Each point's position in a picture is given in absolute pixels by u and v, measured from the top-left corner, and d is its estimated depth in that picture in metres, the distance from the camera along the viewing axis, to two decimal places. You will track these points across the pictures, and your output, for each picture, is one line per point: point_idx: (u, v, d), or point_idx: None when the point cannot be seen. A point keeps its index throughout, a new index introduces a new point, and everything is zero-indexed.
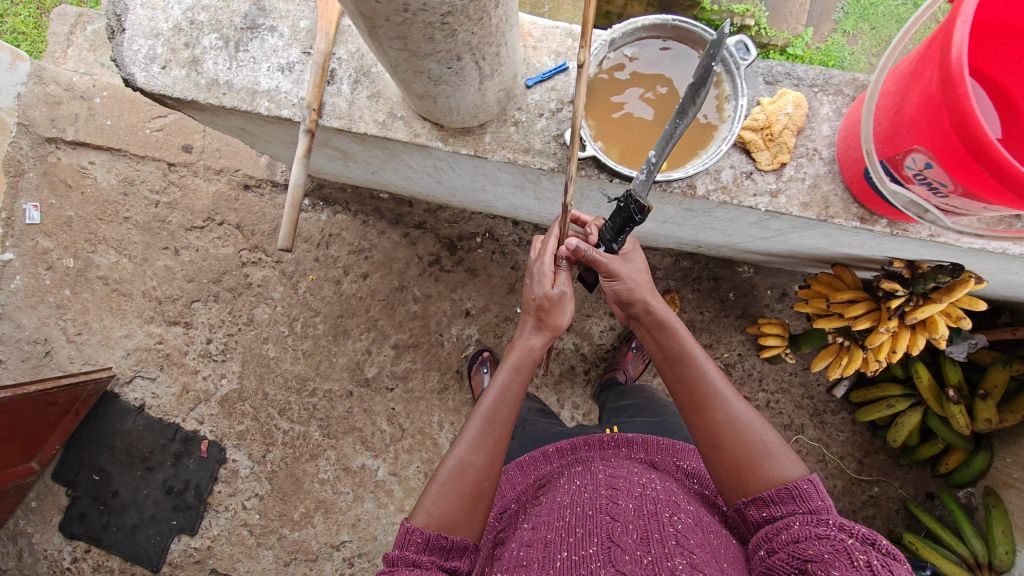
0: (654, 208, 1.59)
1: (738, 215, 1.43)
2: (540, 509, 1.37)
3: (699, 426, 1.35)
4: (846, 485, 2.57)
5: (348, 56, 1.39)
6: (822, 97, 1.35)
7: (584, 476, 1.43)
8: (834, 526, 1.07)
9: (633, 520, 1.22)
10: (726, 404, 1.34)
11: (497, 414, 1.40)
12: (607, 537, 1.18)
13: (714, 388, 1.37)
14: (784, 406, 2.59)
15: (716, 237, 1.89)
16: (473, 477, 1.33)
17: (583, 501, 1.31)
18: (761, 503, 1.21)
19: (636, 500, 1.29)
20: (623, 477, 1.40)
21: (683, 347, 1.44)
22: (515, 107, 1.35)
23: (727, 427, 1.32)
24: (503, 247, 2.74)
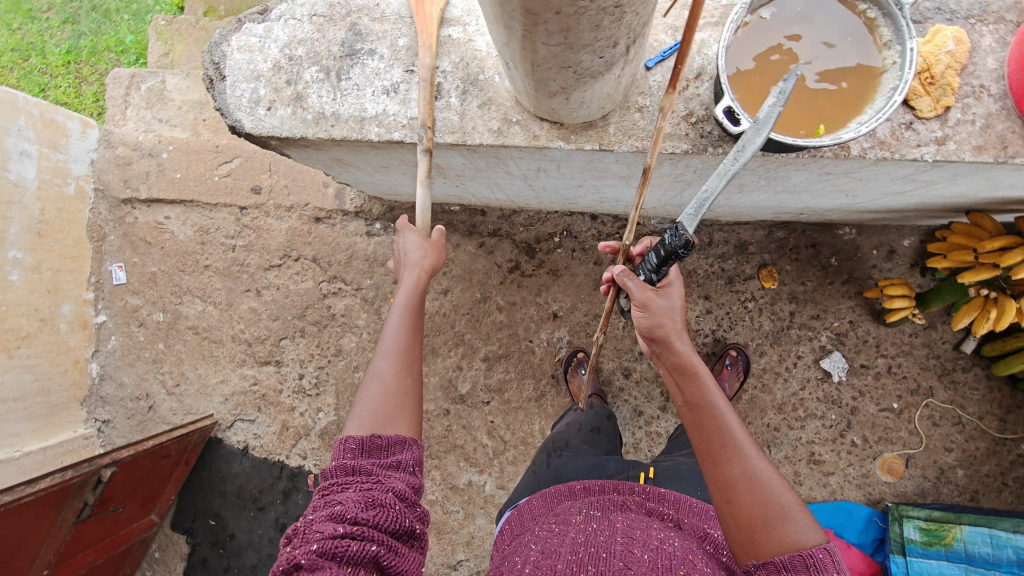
0: (782, 177, 1.49)
1: (892, 172, 1.35)
2: (551, 537, 1.39)
3: (713, 474, 1.27)
4: (989, 446, 2.39)
5: (453, 67, 1.34)
6: (982, 28, 1.30)
7: (603, 522, 1.43)
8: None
9: (647, 571, 1.21)
10: (744, 459, 1.25)
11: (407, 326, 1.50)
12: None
13: (735, 439, 1.28)
14: (908, 370, 2.44)
15: (835, 201, 1.79)
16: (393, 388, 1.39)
17: (596, 543, 1.31)
18: (771, 566, 1.11)
19: (648, 552, 1.28)
20: (647, 530, 1.39)
21: (705, 395, 1.35)
22: (637, 93, 1.28)
23: (744, 483, 1.23)
24: (583, 243, 2.67)
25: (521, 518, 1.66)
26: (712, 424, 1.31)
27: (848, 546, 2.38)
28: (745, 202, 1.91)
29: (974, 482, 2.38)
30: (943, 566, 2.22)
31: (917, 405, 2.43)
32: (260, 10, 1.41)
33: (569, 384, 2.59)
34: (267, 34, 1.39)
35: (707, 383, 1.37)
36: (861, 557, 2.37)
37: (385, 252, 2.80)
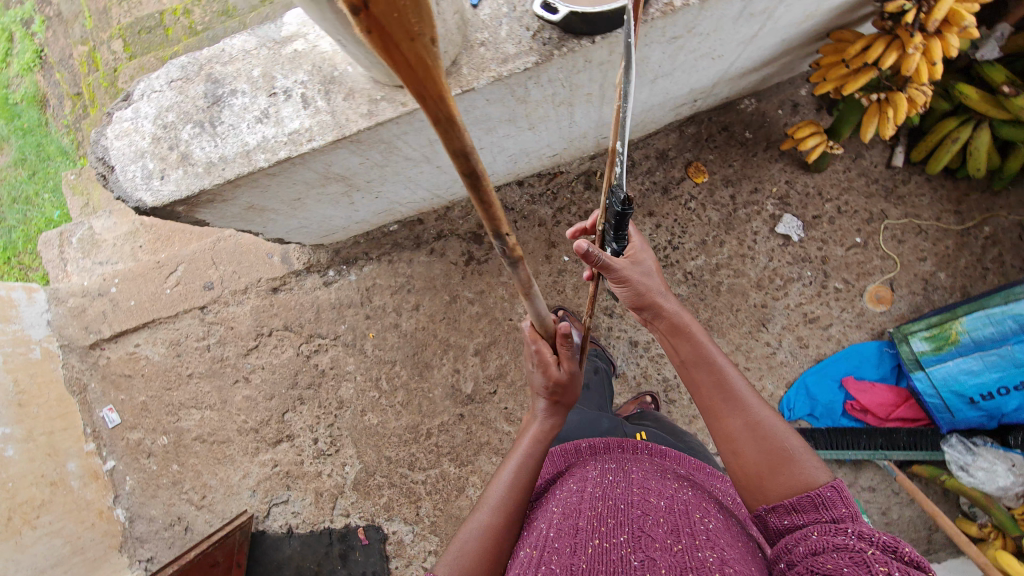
0: (642, 61, 1.60)
1: (724, 10, 1.45)
2: (569, 494, 1.36)
3: (717, 429, 1.32)
4: (957, 240, 2.47)
5: (309, 75, 1.43)
6: None
7: (618, 472, 1.39)
8: (854, 533, 1.02)
9: (663, 515, 1.19)
10: (746, 410, 1.30)
11: (522, 482, 1.49)
12: (637, 526, 1.15)
13: (735, 392, 1.33)
14: (856, 203, 2.53)
15: (709, 71, 1.90)
16: (493, 540, 1.36)
17: (616, 495, 1.28)
18: (782, 509, 1.17)
19: (665, 499, 1.26)
20: (661, 479, 1.37)
21: (701, 353, 1.38)
22: (473, 30, 1.37)
23: (746, 433, 1.28)
24: (521, 211, 2.76)
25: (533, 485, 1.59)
26: (711, 381, 1.35)
27: (872, 384, 2.46)
28: (633, 106, 2.01)
29: (959, 278, 2.45)
30: (961, 363, 2.26)
31: (878, 231, 2.51)
32: (123, 97, 1.50)
33: None
34: (137, 114, 1.48)
35: (702, 342, 1.39)
36: (889, 389, 2.45)
37: (348, 294, 2.87)
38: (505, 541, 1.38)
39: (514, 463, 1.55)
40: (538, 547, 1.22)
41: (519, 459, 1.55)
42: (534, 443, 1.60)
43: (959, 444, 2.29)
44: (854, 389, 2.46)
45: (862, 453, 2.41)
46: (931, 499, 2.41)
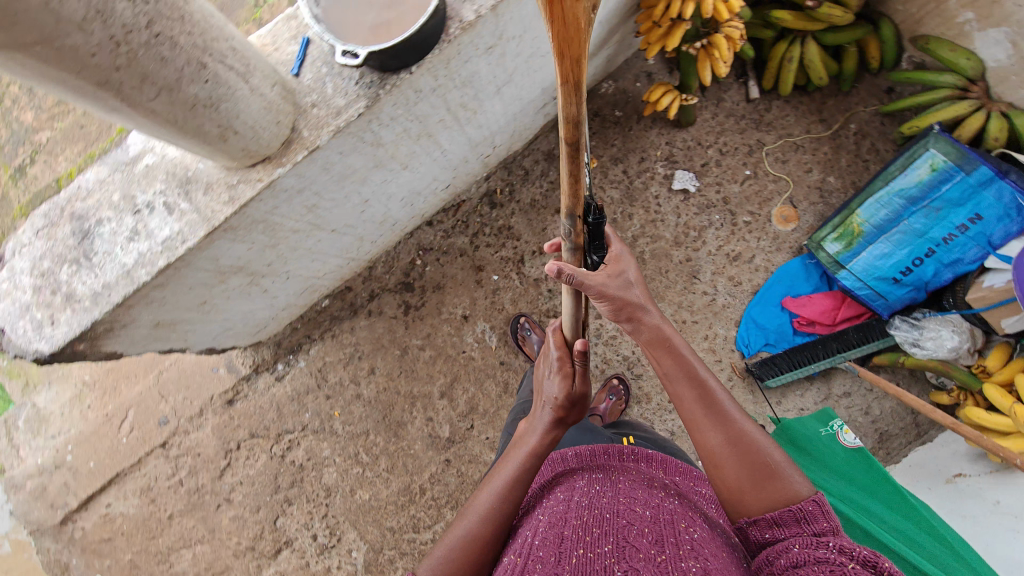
0: (474, 78, 1.73)
1: (520, 10, 1.58)
2: (554, 503, 1.21)
3: (698, 444, 1.22)
4: (831, 144, 2.65)
5: (166, 182, 1.49)
6: None
7: (606, 478, 1.23)
8: (836, 546, 0.92)
9: (649, 524, 1.05)
10: (728, 422, 1.20)
11: (512, 498, 1.31)
12: (621, 536, 1.02)
13: (720, 406, 1.22)
14: (734, 141, 2.70)
15: (547, 68, 2.05)
16: (479, 550, 1.22)
17: (602, 503, 1.13)
18: (763, 522, 1.07)
19: (651, 506, 1.11)
20: (648, 483, 1.21)
21: (682, 365, 1.28)
22: (301, 96, 1.46)
23: (727, 447, 1.17)
24: (440, 248, 2.85)
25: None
26: (694, 395, 1.25)
27: (809, 295, 2.56)
28: (494, 119, 2.13)
29: (846, 177, 2.63)
30: (875, 250, 2.38)
31: (762, 159, 2.67)
32: None
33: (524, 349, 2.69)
34: (14, 272, 1.51)
35: (682, 355, 1.29)
36: (827, 296, 2.55)
37: (303, 380, 2.86)
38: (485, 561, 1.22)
39: (505, 472, 1.37)
40: (521, 556, 1.09)
41: (511, 469, 1.37)
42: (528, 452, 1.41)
43: (904, 324, 2.37)
44: (796, 306, 2.55)
45: (824, 362, 2.47)
46: (902, 383, 2.49)
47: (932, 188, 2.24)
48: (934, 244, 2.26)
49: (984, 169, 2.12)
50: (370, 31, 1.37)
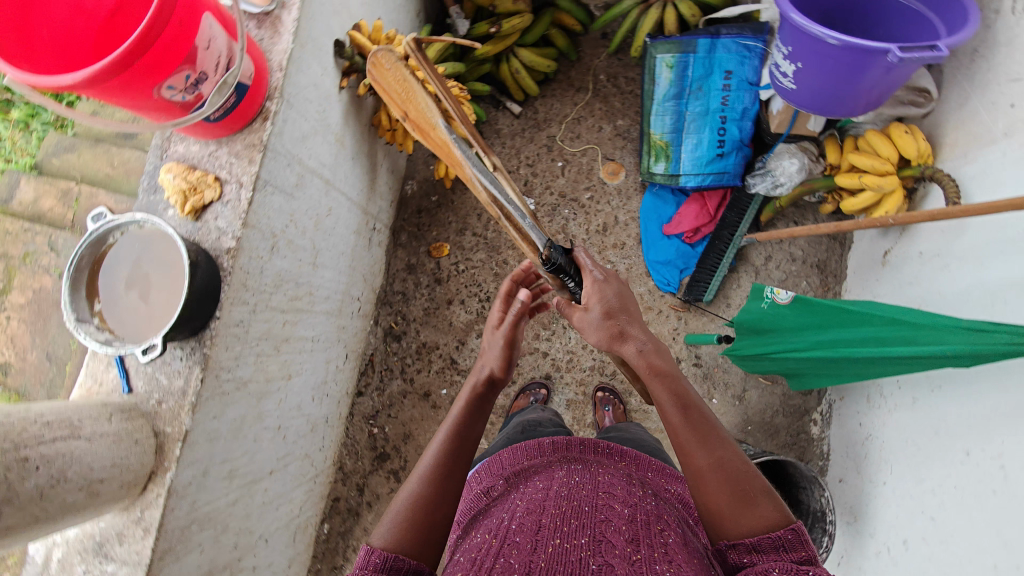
0: (281, 275, 1.85)
1: (270, 207, 1.70)
2: (533, 490, 1.22)
3: (683, 466, 1.21)
4: (598, 100, 2.95)
5: (83, 561, 1.48)
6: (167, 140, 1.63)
7: (584, 474, 1.25)
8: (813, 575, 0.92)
9: (627, 525, 1.07)
10: (711, 446, 1.20)
11: (461, 461, 1.28)
12: (598, 531, 1.04)
13: (706, 430, 1.23)
14: (531, 151, 2.93)
15: (341, 218, 2.22)
16: (437, 505, 1.19)
17: (580, 496, 1.15)
18: (741, 547, 1.06)
19: (629, 505, 1.14)
20: (626, 484, 1.24)
21: (671, 391, 1.31)
22: (143, 404, 1.52)
23: (709, 467, 1.17)
24: (383, 405, 2.84)
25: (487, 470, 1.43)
26: (686, 419, 1.26)
27: (677, 212, 2.76)
28: (331, 284, 2.24)
29: (628, 114, 2.93)
30: (691, 145, 2.61)
31: (561, 147, 2.92)
32: None
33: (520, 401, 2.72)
34: None
35: (672, 380, 1.33)
36: (689, 202, 2.75)
37: None
38: (437, 528, 1.16)
39: (447, 430, 1.33)
40: (495, 536, 1.09)
41: (453, 424, 1.33)
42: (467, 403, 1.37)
43: (757, 178, 2.57)
44: (676, 227, 2.72)
45: (729, 249, 2.66)
46: (796, 218, 2.70)
47: (682, 77, 2.54)
48: (720, 111, 2.53)
49: (703, 41, 2.46)
50: (151, 321, 1.42)
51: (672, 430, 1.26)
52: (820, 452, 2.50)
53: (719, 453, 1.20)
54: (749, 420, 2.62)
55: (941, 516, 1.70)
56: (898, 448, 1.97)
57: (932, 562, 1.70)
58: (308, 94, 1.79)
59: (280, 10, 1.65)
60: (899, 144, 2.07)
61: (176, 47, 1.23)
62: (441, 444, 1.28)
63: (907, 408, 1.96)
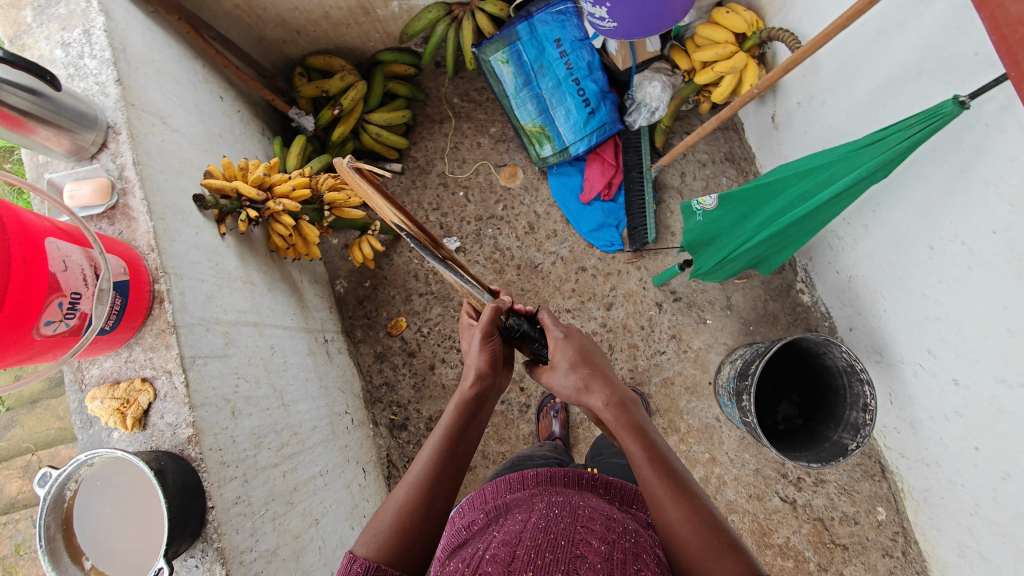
0: (258, 431, 1.77)
1: (212, 376, 1.64)
2: (514, 523, 1.25)
3: (653, 518, 1.21)
4: (464, 121, 3.01)
5: None
6: (76, 372, 1.55)
7: (563, 508, 1.28)
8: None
9: (601, 559, 1.06)
10: (682, 497, 1.20)
11: (450, 467, 1.28)
12: (570, 564, 1.04)
13: (678, 481, 1.23)
14: (430, 195, 2.95)
15: (288, 350, 2.17)
16: (423, 515, 1.19)
17: (557, 529, 1.16)
18: None
19: (607, 542, 1.13)
20: (607, 521, 1.25)
21: (645, 444, 1.31)
22: None
23: (681, 519, 1.17)
24: None
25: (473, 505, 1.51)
26: (658, 469, 1.26)
27: (585, 178, 2.82)
28: (311, 413, 2.18)
29: (496, 119, 3.00)
30: (563, 116, 2.66)
31: (455, 178, 2.95)
32: None
33: (545, 419, 2.69)
34: None
35: (642, 433, 1.33)
36: (591, 163, 2.80)
37: None
38: (418, 540, 1.16)
39: (440, 433, 1.33)
40: (468, 565, 1.12)
41: (445, 428, 1.32)
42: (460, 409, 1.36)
43: (633, 112, 2.65)
44: (590, 191, 2.77)
45: (645, 185, 2.73)
46: (686, 127, 2.80)
47: (522, 65, 2.60)
48: (570, 75, 2.61)
49: (521, 27, 2.54)
50: (151, 542, 1.35)
51: (643, 481, 1.26)
52: (822, 314, 2.54)
53: (691, 505, 1.19)
54: (749, 321, 2.65)
55: (944, 312, 1.74)
56: (878, 275, 2.01)
57: (962, 356, 1.73)
58: (193, 258, 1.75)
59: (123, 198, 1.62)
60: (728, 26, 2.16)
61: (33, 283, 1.19)
62: (431, 449, 1.28)
63: (866, 236, 2.02)
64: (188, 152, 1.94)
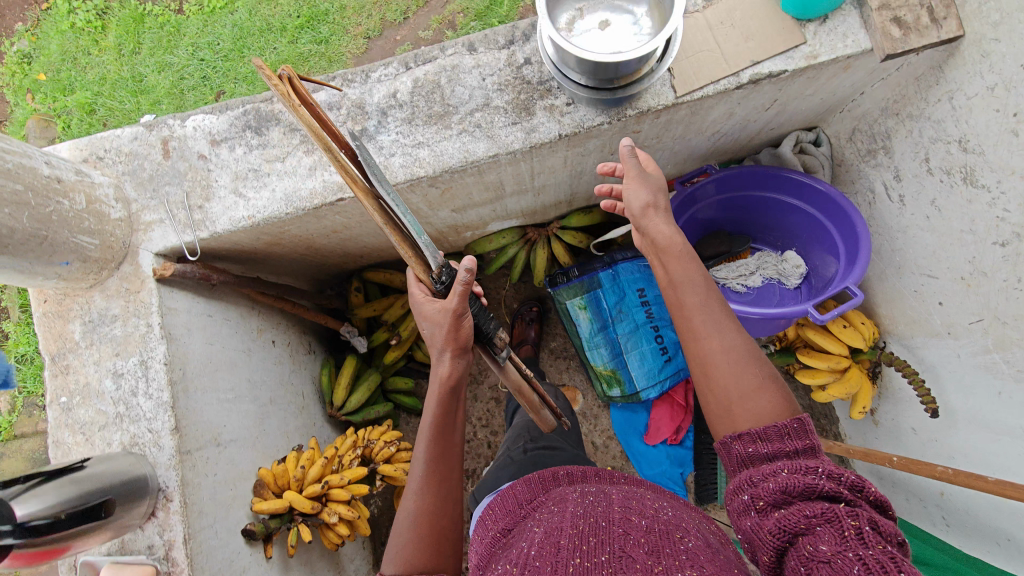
0: None
1: None
2: (549, 515, 1.12)
3: (693, 344, 1.21)
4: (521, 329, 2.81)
5: None
6: None
7: (596, 495, 1.15)
8: (823, 472, 0.91)
9: (646, 536, 0.95)
10: (722, 334, 1.20)
11: (447, 458, 1.35)
12: (618, 545, 0.92)
13: (716, 314, 1.21)
14: (479, 409, 2.76)
15: None
16: (438, 515, 1.29)
17: (596, 512, 1.03)
18: (747, 437, 1.06)
19: (647, 516, 1.02)
20: (643, 501, 1.13)
21: (687, 270, 1.26)
22: None
23: (721, 355, 1.18)
24: None
25: (504, 507, 1.33)
26: (703, 304, 1.23)
27: (651, 418, 2.59)
28: None
29: (557, 332, 2.77)
30: (636, 361, 2.42)
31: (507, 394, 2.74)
32: None
33: None
34: None
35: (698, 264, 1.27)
36: (659, 403, 2.58)
37: None
38: (445, 528, 1.28)
39: (428, 431, 1.35)
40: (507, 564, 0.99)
41: (432, 425, 1.34)
42: (440, 402, 1.34)
43: None
44: (655, 436, 2.54)
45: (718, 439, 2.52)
46: None
47: (600, 311, 2.39)
48: (651, 325, 2.40)
49: (603, 274, 2.36)
50: None
51: (683, 308, 1.24)
52: None
53: (733, 340, 1.19)
54: None
55: None
56: None
57: None
58: None
59: None
60: (845, 341, 1.92)
61: None
62: (424, 453, 1.33)
63: None
64: (239, 463, 1.70)
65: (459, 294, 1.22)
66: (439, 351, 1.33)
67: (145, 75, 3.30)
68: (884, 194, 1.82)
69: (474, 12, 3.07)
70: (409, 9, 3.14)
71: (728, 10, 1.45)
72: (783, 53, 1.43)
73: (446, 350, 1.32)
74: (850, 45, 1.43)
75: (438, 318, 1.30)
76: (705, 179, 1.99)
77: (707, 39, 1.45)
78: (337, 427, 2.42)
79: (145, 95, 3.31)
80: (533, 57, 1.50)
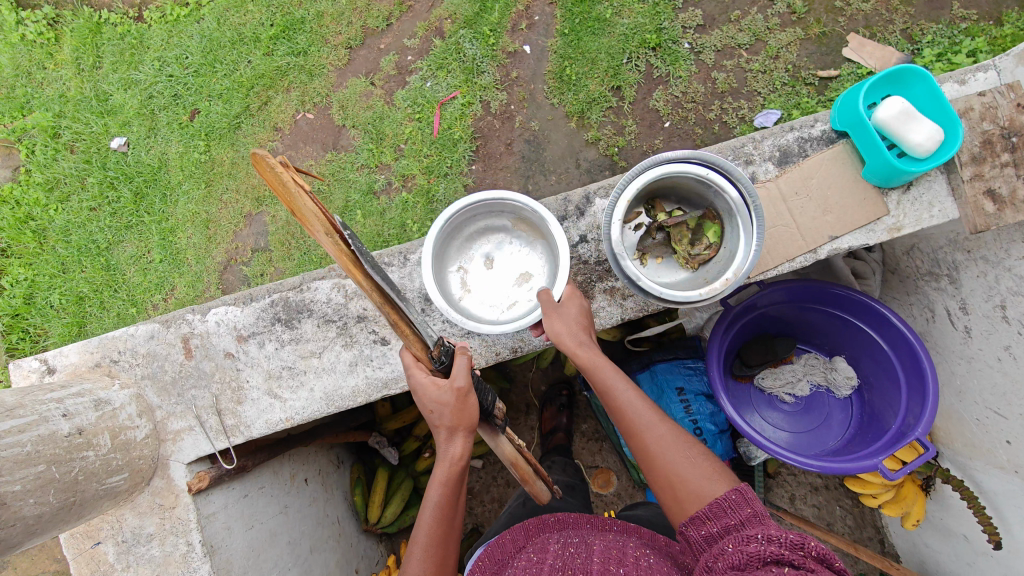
0: None
1: None
2: (529, 564, 1.10)
3: (637, 449, 1.18)
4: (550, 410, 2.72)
5: None
6: None
7: (578, 544, 1.14)
8: (764, 537, 0.82)
9: None
10: (653, 430, 1.17)
11: (451, 530, 1.24)
12: None
13: (644, 413, 1.20)
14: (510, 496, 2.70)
15: None
16: None
17: (575, 564, 1.04)
18: (698, 520, 0.99)
19: (627, 564, 1.03)
20: (624, 547, 1.11)
21: (609, 379, 1.23)
22: None
23: (660, 451, 1.14)
24: None
25: (494, 558, 1.25)
26: (634, 407, 1.21)
27: None
28: None
29: (586, 414, 2.69)
30: None
31: None
32: None
33: None
34: None
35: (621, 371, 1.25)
36: None
37: None
38: None
39: (434, 505, 1.23)
40: None
41: (437, 502, 1.22)
42: (449, 485, 1.23)
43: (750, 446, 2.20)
44: None
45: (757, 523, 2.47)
46: None
47: None
48: (689, 419, 2.13)
49: (641, 377, 2.27)
50: None
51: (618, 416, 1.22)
52: None
53: (663, 432, 1.17)
54: None
55: None
56: None
57: None
58: None
59: None
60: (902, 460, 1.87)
61: None
62: (428, 530, 1.21)
63: None
64: None
65: (466, 372, 1.20)
66: (448, 432, 1.22)
67: (110, 94, 2.74)
68: (946, 318, 1.74)
69: (463, 18, 2.53)
70: (391, 14, 2.60)
71: (804, 178, 1.34)
72: (865, 229, 1.31)
73: (458, 429, 1.21)
74: (936, 215, 1.31)
75: (445, 400, 1.19)
76: (774, 287, 1.83)
77: (781, 212, 1.33)
78: (372, 538, 2.34)
79: (113, 116, 2.75)
80: (589, 234, 1.49)
